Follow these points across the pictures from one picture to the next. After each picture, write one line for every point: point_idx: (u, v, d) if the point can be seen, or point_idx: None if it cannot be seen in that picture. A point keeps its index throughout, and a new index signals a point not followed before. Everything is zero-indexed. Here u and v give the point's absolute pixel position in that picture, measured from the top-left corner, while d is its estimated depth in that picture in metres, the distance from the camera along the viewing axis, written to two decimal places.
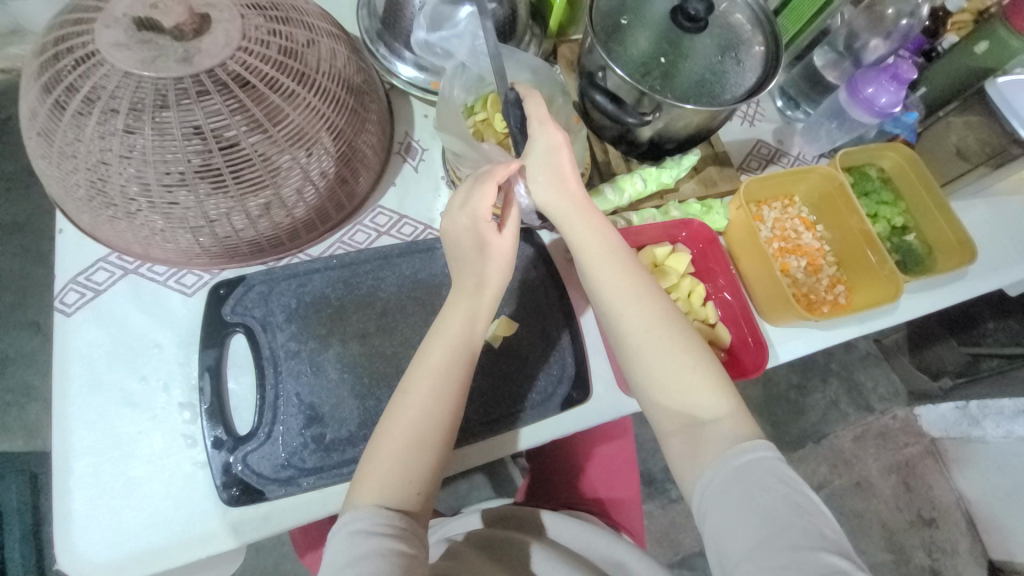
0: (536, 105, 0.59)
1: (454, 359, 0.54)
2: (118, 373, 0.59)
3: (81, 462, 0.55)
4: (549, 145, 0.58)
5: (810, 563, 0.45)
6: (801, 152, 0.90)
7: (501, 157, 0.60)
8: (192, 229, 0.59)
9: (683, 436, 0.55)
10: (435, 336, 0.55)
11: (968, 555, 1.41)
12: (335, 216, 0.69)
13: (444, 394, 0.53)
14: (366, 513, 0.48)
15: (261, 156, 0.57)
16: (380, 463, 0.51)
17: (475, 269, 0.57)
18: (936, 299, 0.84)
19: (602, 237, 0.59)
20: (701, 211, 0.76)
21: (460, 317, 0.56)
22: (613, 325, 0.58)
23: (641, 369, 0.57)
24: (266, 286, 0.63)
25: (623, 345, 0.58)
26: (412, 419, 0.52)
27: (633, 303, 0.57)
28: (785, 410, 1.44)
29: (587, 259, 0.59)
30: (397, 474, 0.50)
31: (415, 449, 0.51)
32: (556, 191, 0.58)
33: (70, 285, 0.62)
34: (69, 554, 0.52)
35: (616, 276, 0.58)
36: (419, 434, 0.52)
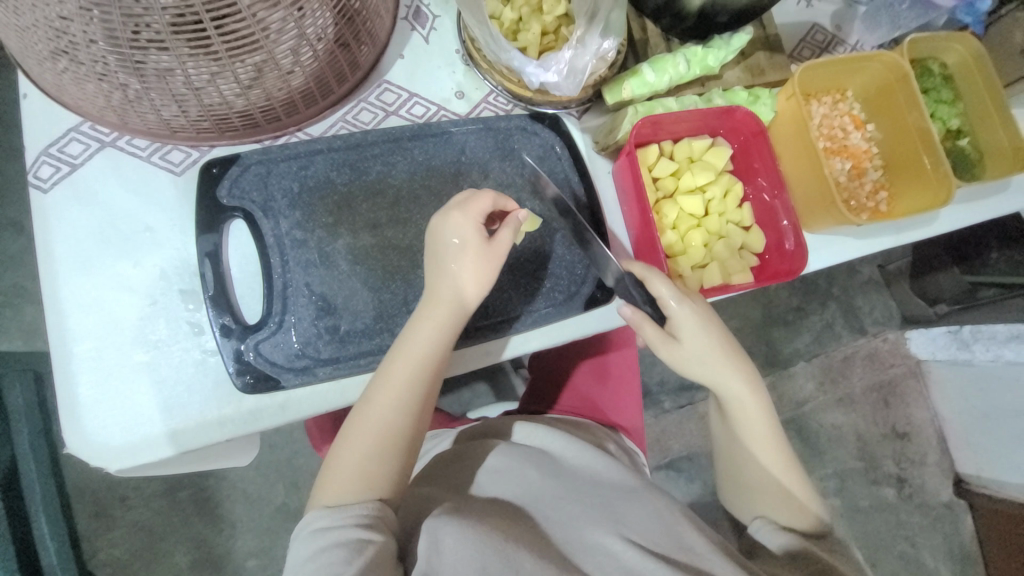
0: (659, 284, 0.58)
1: (424, 371, 0.52)
2: (109, 257, 0.54)
3: (82, 346, 0.52)
4: (697, 325, 0.59)
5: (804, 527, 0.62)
6: (859, 41, 0.80)
7: (651, 330, 0.60)
8: (173, 95, 0.51)
9: (739, 498, 0.66)
10: (400, 354, 0.52)
11: (934, 466, 1.51)
12: (338, 89, 0.60)
13: (409, 403, 0.52)
14: (326, 512, 0.48)
15: (253, 12, 0.46)
16: (342, 468, 0.50)
17: (451, 278, 0.53)
18: (977, 211, 0.79)
19: (741, 384, 0.63)
20: (747, 100, 0.67)
21: (428, 324, 0.52)
22: (737, 430, 0.65)
23: (743, 474, 0.65)
24: (264, 167, 0.57)
25: (737, 464, 0.66)
26: (375, 433, 0.51)
27: (762, 415, 0.64)
28: (783, 330, 1.45)
29: (731, 377, 0.63)
30: (358, 481, 0.50)
31: (379, 460, 0.51)
32: (722, 337, 0.61)
33: (42, 157, 0.55)
34: (80, 435, 0.51)
35: (750, 418, 0.64)
36: (382, 442, 0.51)
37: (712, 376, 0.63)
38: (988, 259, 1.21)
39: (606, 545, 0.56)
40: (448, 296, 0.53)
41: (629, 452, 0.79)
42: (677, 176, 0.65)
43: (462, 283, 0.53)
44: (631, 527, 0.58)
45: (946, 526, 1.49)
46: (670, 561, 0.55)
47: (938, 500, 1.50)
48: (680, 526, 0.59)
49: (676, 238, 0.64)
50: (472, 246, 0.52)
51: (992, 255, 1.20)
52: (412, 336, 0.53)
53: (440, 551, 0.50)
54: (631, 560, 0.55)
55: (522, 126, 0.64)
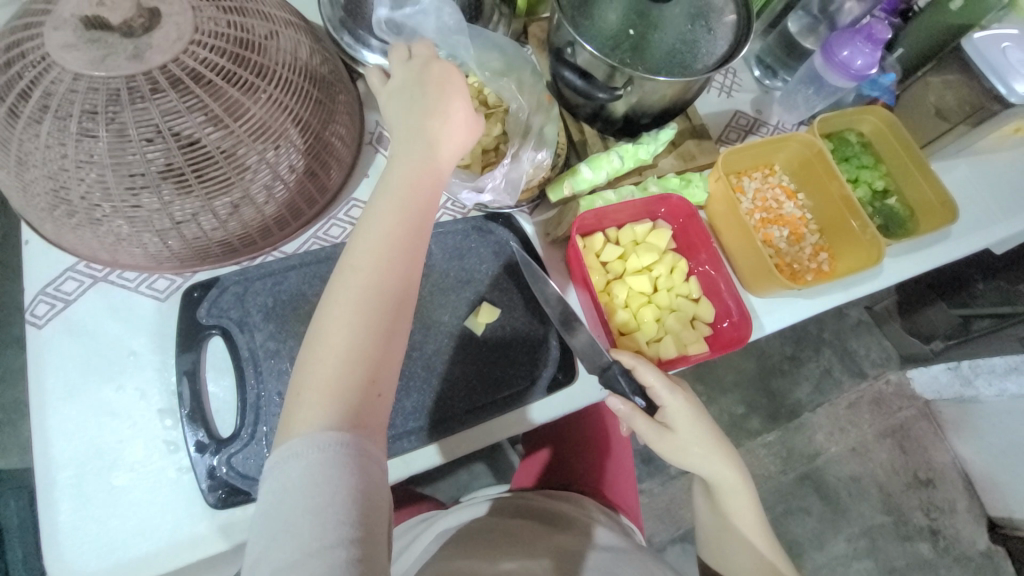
0: (648, 373, 0.61)
1: (391, 258, 0.47)
2: (93, 383, 0.58)
3: (62, 474, 0.54)
4: (687, 412, 0.61)
5: None
6: (780, 121, 0.89)
7: (643, 423, 0.60)
8: (158, 231, 0.57)
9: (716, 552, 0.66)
10: (366, 228, 0.48)
11: (966, 513, 1.43)
12: (309, 212, 0.67)
13: (381, 305, 0.46)
14: (307, 439, 0.42)
15: (224, 152, 0.55)
16: (314, 381, 0.43)
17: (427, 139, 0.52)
18: (919, 260, 0.84)
19: (736, 477, 0.63)
20: (679, 185, 0.74)
21: (397, 198, 0.49)
22: (727, 522, 0.65)
23: (733, 566, 0.65)
24: (241, 287, 0.62)
25: (727, 555, 0.65)
26: (347, 326, 0.45)
27: (745, 503, 0.64)
28: (779, 382, 1.45)
29: (712, 469, 0.62)
30: (336, 395, 0.43)
31: (354, 363, 0.44)
32: (701, 430, 0.61)
33: (40, 296, 0.61)
34: (56, 565, 0.52)
35: (743, 512, 0.64)
36: (356, 348, 0.44)
37: (708, 469, 0.62)
38: (977, 291, 1.22)
39: None
40: (420, 163, 0.51)
41: (624, 527, 0.76)
42: (624, 258, 0.70)
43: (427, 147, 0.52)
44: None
45: None
46: None
47: (977, 551, 1.40)
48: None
49: (629, 316, 0.68)
50: (451, 113, 0.54)
51: (977, 285, 1.21)
52: (384, 203, 0.49)
53: None
54: None
55: (477, 226, 0.70)
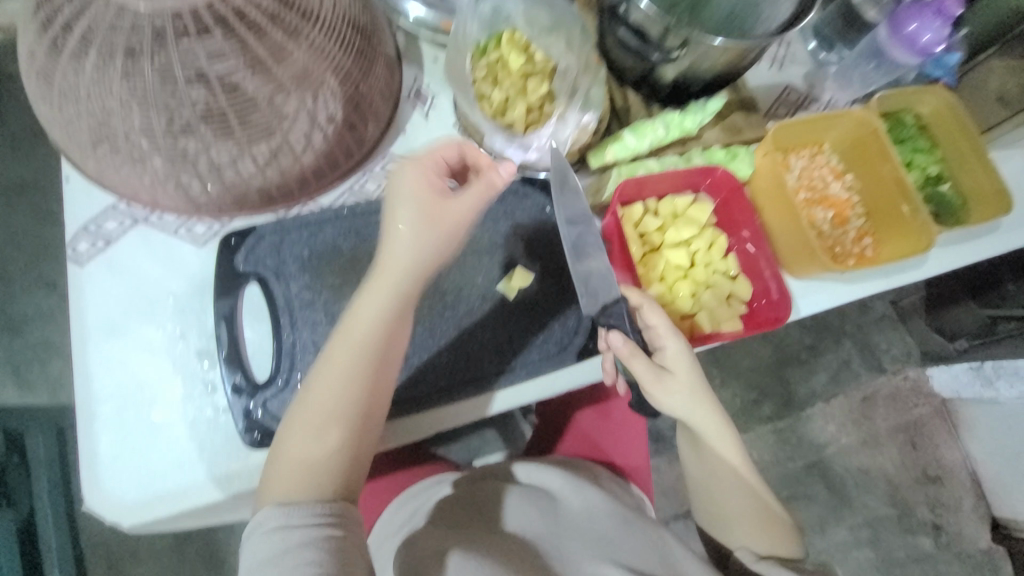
0: (654, 313, 0.61)
1: (364, 362, 0.51)
2: (134, 321, 0.59)
3: (104, 406, 0.56)
4: (685, 359, 0.60)
5: (760, 523, 0.64)
6: (832, 98, 0.84)
7: (641, 364, 0.59)
8: (199, 176, 0.57)
9: (709, 503, 0.67)
10: (347, 325, 0.52)
11: (971, 512, 1.42)
12: (346, 164, 0.66)
13: (354, 404, 0.52)
14: (276, 511, 0.49)
15: (267, 100, 0.54)
16: (288, 458, 0.51)
17: (408, 238, 0.52)
18: (963, 253, 0.80)
19: (720, 422, 0.64)
20: (725, 158, 0.72)
21: (377, 296, 0.52)
22: (717, 469, 0.66)
23: (726, 511, 0.65)
24: (278, 236, 0.62)
25: (718, 503, 0.66)
26: (321, 420, 0.51)
27: (729, 445, 0.64)
28: (796, 370, 1.43)
29: (697, 414, 0.63)
30: (310, 481, 0.51)
31: (326, 450, 0.51)
32: (691, 373, 0.61)
33: (81, 233, 0.61)
34: (98, 492, 0.54)
35: (730, 456, 0.65)
36: (325, 441, 0.51)
37: (695, 417, 0.63)
38: (1007, 291, 1.19)
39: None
40: (401, 260, 0.52)
41: (636, 496, 0.78)
42: (662, 230, 0.68)
43: (413, 244, 0.52)
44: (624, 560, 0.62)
45: None
46: None
47: (978, 549, 1.41)
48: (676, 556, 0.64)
49: (664, 289, 0.67)
50: (438, 201, 0.52)
51: (1007, 287, 1.19)
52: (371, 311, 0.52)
53: None
54: None
55: (514, 189, 0.68)
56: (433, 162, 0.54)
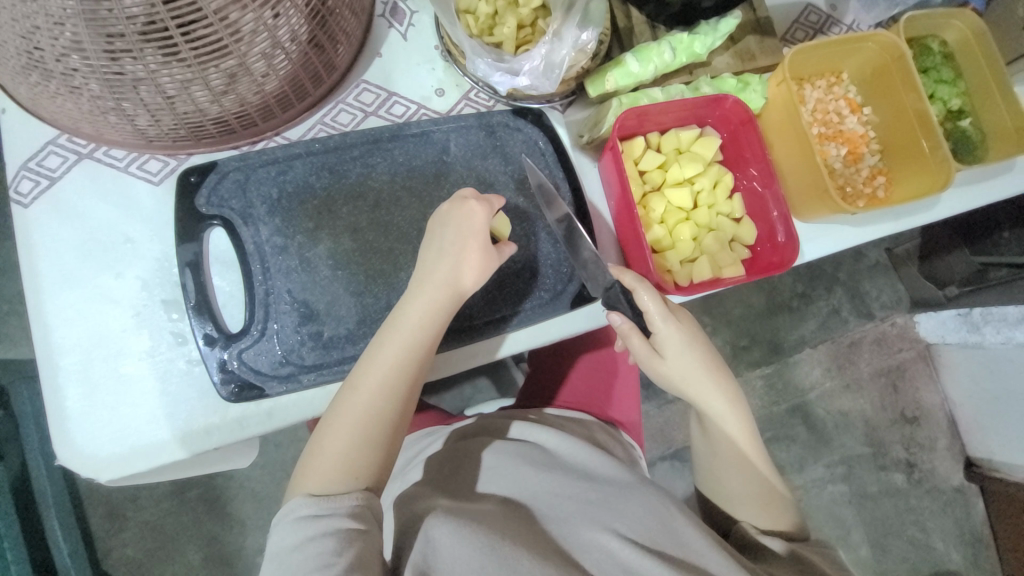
0: (646, 299, 0.57)
1: (409, 366, 0.52)
2: (92, 270, 0.54)
3: (67, 359, 0.52)
4: (681, 341, 0.60)
5: (764, 500, 0.62)
6: (855, 20, 0.77)
7: (637, 341, 0.60)
8: (148, 106, 0.49)
9: (710, 479, 0.65)
10: (397, 323, 0.52)
11: (945, 451, 1.47)
12: (315, 92, 0.58)
13: (395, 408, 0.52)
14: (307, 500, 0.48)
15: (222, 16, 0.44)
16: (326, 452, 0.50)
17: (453, 256, 0.53)
18: (978, 196, 0.75)
19: (725, 394, 0.63)
20: (735, 87, 0.65)
21: (426, 300, 0.53)
22: (722, 446, 0.64)
23: (726, 487, 0.63)
24: (242, 174, 0.56)
25: (718, 478, 0.64)
26: (361, 419, 0.51)
27: (733, 416, 0.63)
28: (785, 317, 1.43)
29: (697, 389, 0.62)
30: (344, 470, 0.49)
31: (365, 447, 0.50)
32: (691, 350, 0.61)
33: (22, 171, 0.55)
34: (68, 449, 0.51)
35: (732, 436, 0.63)
36: (367, 442, 0.50)
37: (697, 397, 0.63)
38: (1000, 241, 1.15)
39: (601, 542, 0.56)
40: (441, 271, 0.53)
41: (623, 444, 0.78)
42: (664, 168, 0.63)
43: (453, 259, 0.53)
44: (618, 524, 0.58)
45: (958, 511, 1.46)
46: (661, 554, 0.55)
47: (949, 485, 1.47)
48: (679, 523, 0.59)
49: (664, 233, 0.62)
50: (473, 245, 0.53)
51: (1003, 235, 1.14)
52: (412, 307, 0.53)
53: (436, 548, 0.53)
54: (630, 559, 0.55)
55: (504, 122, 0.62)
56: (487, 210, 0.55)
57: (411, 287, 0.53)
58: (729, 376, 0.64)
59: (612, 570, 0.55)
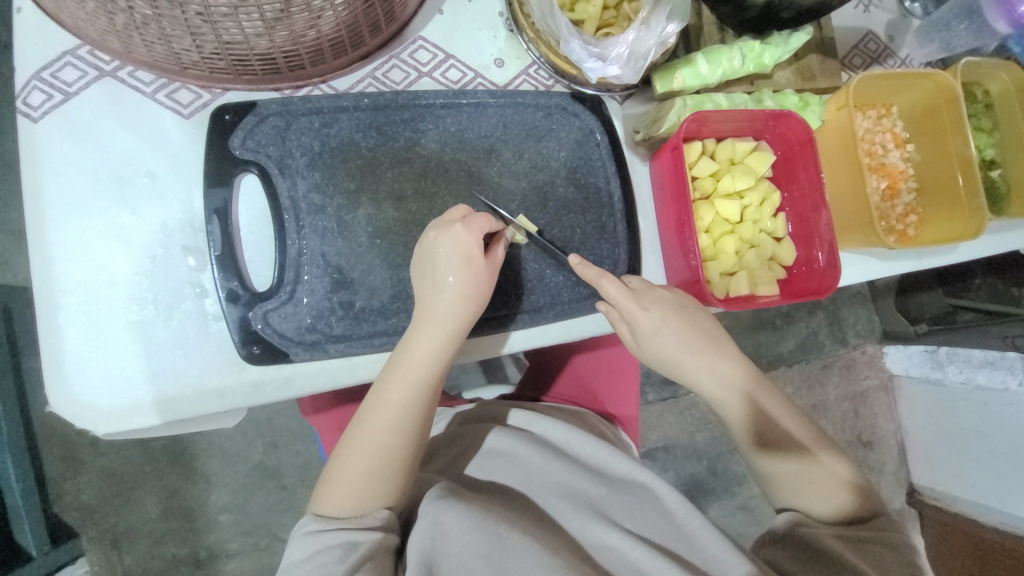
0: (609, 289, 0.56)
1: (418, 398, 0.51)
2: (104, 202, 0.49)
3: (70, 298, 0.48)
4: (655, 327, 0.57)
5: (814, 478, 0.58)
6: (909, 55, 0.77)
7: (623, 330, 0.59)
8: (190, 29, 0.43)
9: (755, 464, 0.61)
10: (399, 356, 0.50)
11: (892, 476, 1.45)
12: (370, 42, 0.54)
13: (406, 439, 0.51)
14: (324, 522, 0.49)
15: None
16: (339, 484, 0.50)
17: (462, 282, 0.50)
18: (993, 246, 0.77)
19: (705, 363, 0.61)
20: (796, 105, 0.64)
21: (430, 330, 0.50)
22: (747, 425, 0.61)
23: (773, 473, 0.59)
24: (283, 120, 0.52)
25: (762, 464, 0.60)
26: (371, 456, 0.50)
27: (714, 377, 0.62)
28: (768, 334, 1.38)
29: (680, 363, 0.61)
30: (358, 494, 0.50)
31: (381, 477, 0.50)
32: (668, 328, 0.58)
33: (32, 81, 0.49)
34: (63, 395, 0.47)
35: (736, 402, 0.62)
36: (377, 475, 0.50)
37: (683, 372, 0.62)
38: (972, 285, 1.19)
39: (610, 541, 0.56)
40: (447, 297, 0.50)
41: (624, 444, 0.77)
42: (716, 177, 0.62)
43: (457, 281, 0.50)
44: (628, 524, 0.59)
45: None
46: (673, 557, 0.56)
47: (891, 507, 1.44)
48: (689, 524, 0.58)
49: (709, 243, 0.62)
50: (479, 267, 0.51)
51: (975, 281, 1.18)
52: (419, 334, 0.50)
53: (445, 535, 0.52)
54: (640, 558, 0.55)
55: (563, 105, 0.59)
56: (475, 237, 0.50)
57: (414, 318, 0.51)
58: (711, 337, 0.61)
59: (622, 570, 0.55)
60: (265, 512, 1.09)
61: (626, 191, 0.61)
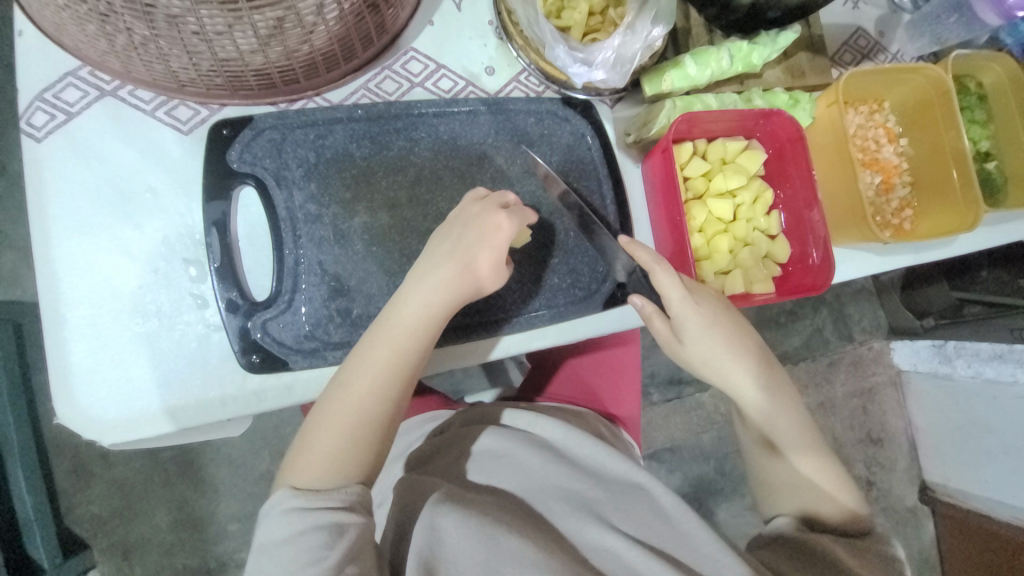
0: (663, 278, 0.55)
1: (403, 373, 0.50)
2: (108, 217, 0.50)
3: (75, 312, 0.49)
4: (702, 326, 0.57)
5: (812, 488, 0.59)
6: (900, 50, 0.77)
7: (659, 324, 0.59)
8: (186, 48, 0.44)
9: (763, 474, 0.63)
10: (391, 322, 0.50)
11: (903, 473, 1.43)
12: (362, 54, 0.55)
13: (384, 413, 0.50)
14: (295, 493, 0.47)
15: None
16: (317, 449, 0.48)
17: (456, 260, 0.51)
18: (991, 238, 0.77)
19: (742, 369, 0.61)
20: (786, 103, 0.65)
21: (419, 305, 0.50)
22: (767, 436, 0.62)
23: (775, 481, 0.61)
24: (278, 133, 0.53)
25: (767, 471, 0.62)
26: (348, 426, 0.49)
27: (749, 384, 0.61)
28: (772, 333, 1.38)
29: (719, 366, 0.61)
30: (332, 466, 0.48)
31: (355, 449, 0.49)
32: (712, 329, 0.58)
33: (36, 103, 0.50)
34: (68, 407, 0.48)
35: (767, 412, 0.62)
36: (353, 447, 0.49)
37: (719, 373, 0.61)
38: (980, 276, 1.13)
39: (606, 543, 0.56)
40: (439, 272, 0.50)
41: (625, 444, 0.77)
42: (708, 177, 0.63)
43: (449, 258, 0.50)
44: (624, 525, 0.58)
45: (908, 530, 1.42)
46: (668, 557, 0.55)
47: (903, 505, 1.42)
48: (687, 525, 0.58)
49: (702, 242, 0.62)
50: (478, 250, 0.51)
51: (980, 272, 1.13)
52: (408, 308, 0.50)
53: (443, 539, 0.53)
54: (635, 559, 0.55)
55: (553, 110, 0.60)
56: (483, 225, 0.51)
57: (406, 287, 0.51)
58: (749, 346, 0.61)
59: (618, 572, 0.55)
60: None
61: (619, 193, 0.62)
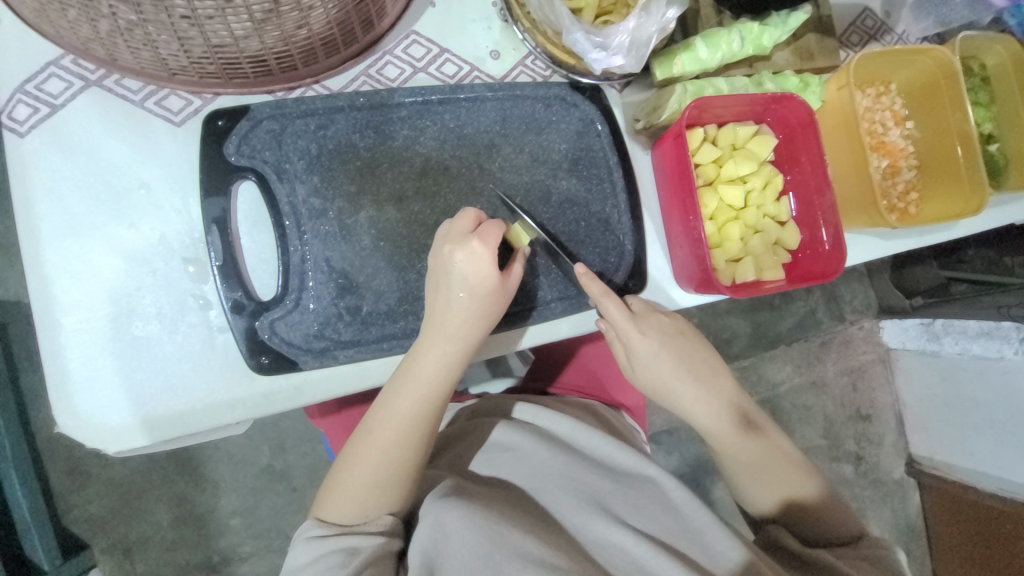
0: (610, 305, 0.56)
1: (425, 412, 0.51)
2: (99, 215, 0.48)
3: (70, 317, 0.47)
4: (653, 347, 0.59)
5: (785, 479, 0.61)
6: (905, 31, 0.76)
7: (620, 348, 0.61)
8: (178, 34, 0.41)
9: (735, 480, 0.63)
10: (410, 366, 0.50)
11: (891, 447, 1.47)
12: (363, 38, 0.52)
13: (410, 450, 0.51)
14: (328, 525, 0.49)
15: None
16: (344, 488, 0.50)
17: (474, 297, 0.50)
18: (991, 220, 0.77)
19: (697, 386, 0.62)
20: (796, 87, 0.63)
21: (439, 348, 0.50)
22: (731, 447, 0.62)
23: (749, 487, 0.62)
24: (277, 123, 0.51)
25: (739, 476, 0.62)
26: (376, 463, 0.50)
27: (706, 398, 0.62)
28: (768, 315, 1.39)
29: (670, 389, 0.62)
30: (361, 501, 0.50)
31: (384, 485, 0.50)
32: (657, 353, 0.59)
33: (17, 95, 0.47)
34: (69, 416, 0.46)
35: (725, 425, 0.62)
36: (382, 483, 0.50)
37: (671, 398, 0.63)
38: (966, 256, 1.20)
39: (615, 539, 0.56)
40: (459, 311, 0.50)
41: (632, 432, 0.77)
42: (718, 163, 0.62)
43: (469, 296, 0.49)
44: (633, 520, 0.58)
45: (895, 502, 1.46)
46: (677, 552, 0.55)
47: (891, 478, 1.47)
48: (695, 518, 0.59)
49: (713, 230, 0.62)
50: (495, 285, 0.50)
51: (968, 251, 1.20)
52: (428, 351, 0.50)
53: (448, 536, 0.52)
54: (644, 557, 0.55)
55: (562, 96, 0.58)
56: (490, 252, 0.49)
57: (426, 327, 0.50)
58: (696, 359, 0.62)
59: (627, 568, 0.55)
60: (276, 512, 1.09)
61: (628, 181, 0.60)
